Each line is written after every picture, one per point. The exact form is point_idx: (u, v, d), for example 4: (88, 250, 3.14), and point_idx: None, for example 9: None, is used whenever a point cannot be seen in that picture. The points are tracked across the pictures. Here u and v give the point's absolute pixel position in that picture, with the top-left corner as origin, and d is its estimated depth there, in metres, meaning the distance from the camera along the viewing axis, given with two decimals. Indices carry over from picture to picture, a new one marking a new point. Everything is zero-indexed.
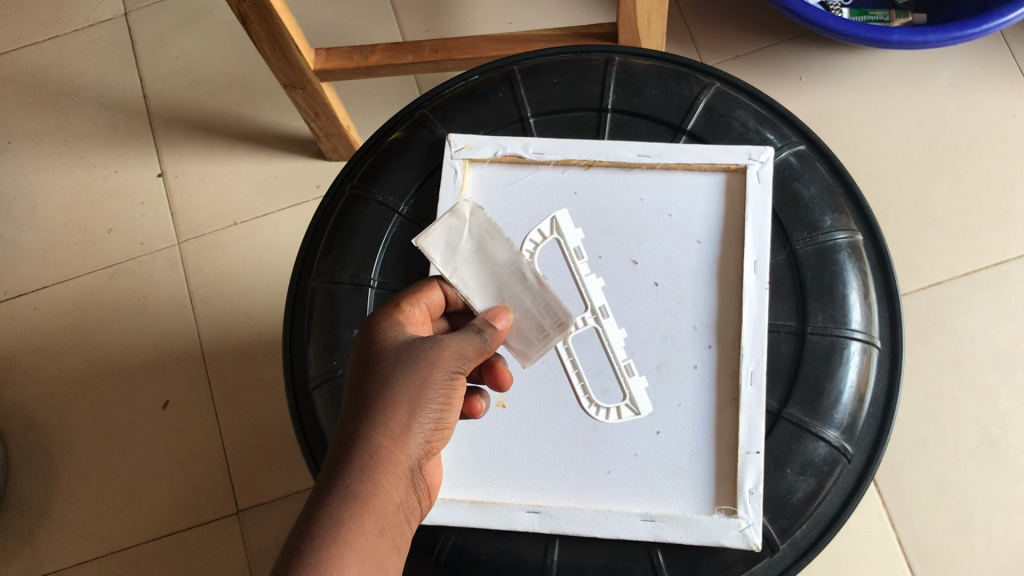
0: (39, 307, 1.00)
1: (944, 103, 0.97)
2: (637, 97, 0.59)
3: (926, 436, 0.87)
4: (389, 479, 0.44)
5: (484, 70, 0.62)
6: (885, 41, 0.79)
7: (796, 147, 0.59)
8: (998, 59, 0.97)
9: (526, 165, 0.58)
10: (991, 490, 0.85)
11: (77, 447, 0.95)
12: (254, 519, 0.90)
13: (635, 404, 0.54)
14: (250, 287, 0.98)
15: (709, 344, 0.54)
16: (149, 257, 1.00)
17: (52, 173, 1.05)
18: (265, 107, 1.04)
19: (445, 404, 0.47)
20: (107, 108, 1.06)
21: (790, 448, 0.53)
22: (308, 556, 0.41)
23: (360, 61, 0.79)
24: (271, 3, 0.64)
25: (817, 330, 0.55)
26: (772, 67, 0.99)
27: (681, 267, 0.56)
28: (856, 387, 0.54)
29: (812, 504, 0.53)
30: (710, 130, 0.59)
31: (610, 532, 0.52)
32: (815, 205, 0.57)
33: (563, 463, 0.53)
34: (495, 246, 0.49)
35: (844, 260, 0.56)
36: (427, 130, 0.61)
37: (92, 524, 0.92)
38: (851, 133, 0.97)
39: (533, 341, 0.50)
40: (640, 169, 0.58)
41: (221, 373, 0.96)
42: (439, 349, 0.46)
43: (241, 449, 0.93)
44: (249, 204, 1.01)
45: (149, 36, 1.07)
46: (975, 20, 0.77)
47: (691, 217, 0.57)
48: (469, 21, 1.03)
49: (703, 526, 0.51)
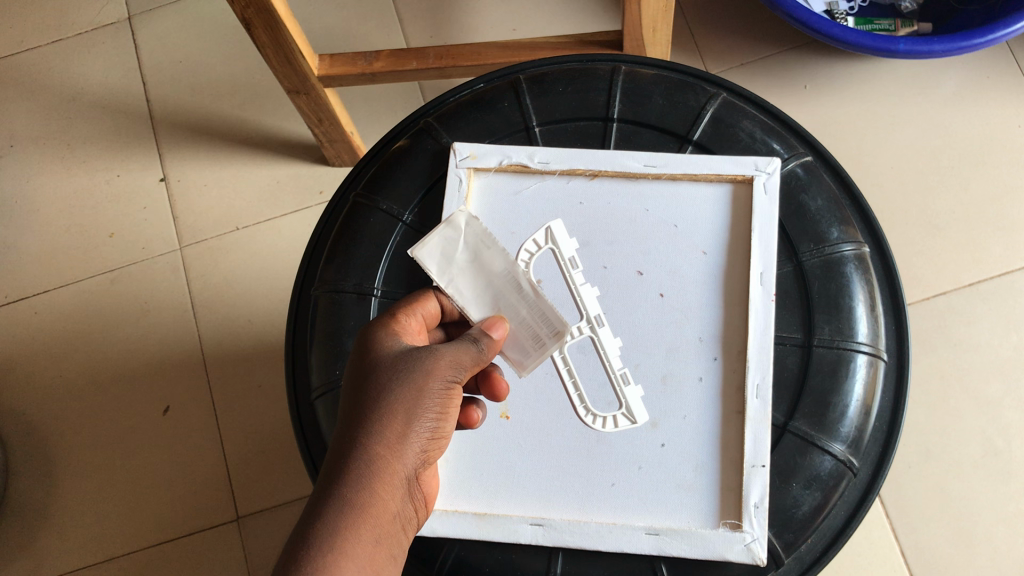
0: (40, 311, 1.00)
1: (949, 113, 0.96)
2: (642, 106, 0.59)
3: (929, 447, 0.87)
4: (386, 488, 0.44)
5: (488, 79, 0.62)
6: (891, 50, 0.79)
7: (802, 158, 0.59)
8: (1003, 69, 0.97)
9: (531, 174, 0.58)
10: (995, 502, 0.84)
11: (76, 451, 0.95)
12: (254, 525, 0.90)
13: (631, 412, 0.53)
14: (252, 292, 0.98)
15: (714, 356, 0.54)
16: (150, 261, 1.00)
17: (55, 176, 1.05)
18: (269, 112, 1.04)
19: (442, 412, 0.46)
20: (110, 111, 1.06)
21: (796, 462, 0.52)
22: (304, 566, 0.40)
23: (364, 67, 0.78)
24: (275, 10, 0.64)
25: (823, 343, 0.54)
26: (777, 76, 0.99)
27: (686, 278, 0.56)
28: (862, 401, 0.54)
29: (818, 518, 0.52)
30: (716, 140, 0.58)
31: (614, 545, 0.51)
32: (821, 216, 0.57)
33: (565, 474, 0.53)
34: (490, 257, 0.49)
35: (850, 272, 0.56)
36: (431, 138, 0.60)
37: (90, 529, 0.92)
38: (855, 142, 0.97)
39: (529, 351, 0.49)
40: (645, 179, 0.57)
41: (222, 378, 0.96)
42: (435, 358, 0.46)
43: (241, 455, 0.93)
44: (252, 209, 1.01)
45: (152, 39, 1.07)
46: (981, 30, 0.76)
47: (696, 227, 0.56)
48: (473, 27, 1.03)
49: (707, 540, 0.51)
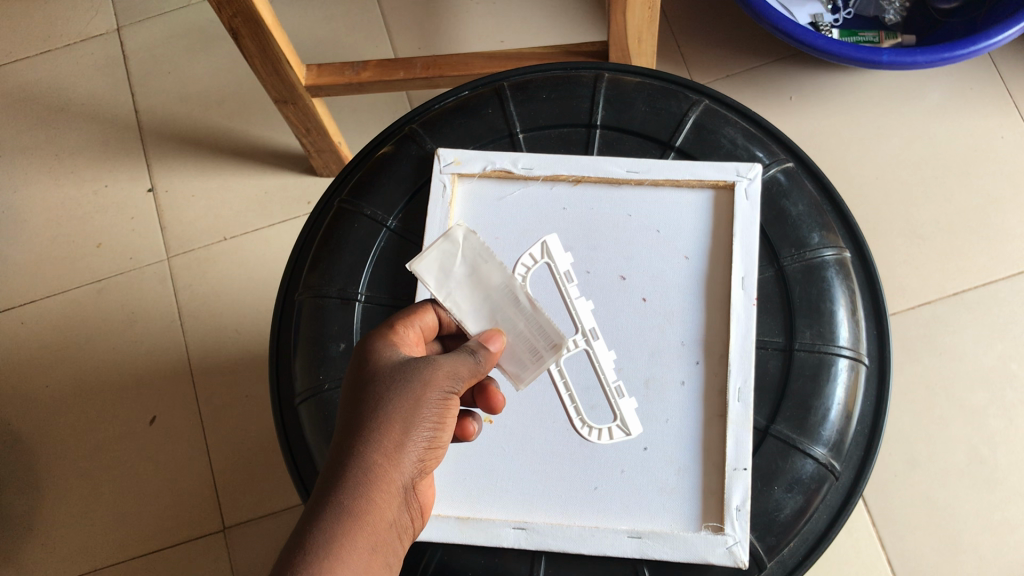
0: (26, 321, 0.99)
1: (932, 124, 0.98)
2: (626, 113, 0.60)
3: (915, 454, 0.87)
4: (383, 496, 0.44)
5: (474, 85, 0.63)
6: (874, 61, 0.80)
7: (784, 164, 0.59)
8: (986, 82, 0.98)
9: (514, 181, 0.59)
10: (980, 511, 0.84)
11: (61, 461, 0.94)
12: (241, 537, 0.89)
13: (626, 423, 0.53)
14: (240, 301, 0.98)
15: (697, 360, 0.54)
16: (138, 271, 1.00)
17: (43, 186, 1.05)
18: (258, 122, 1.04)
19: (438, 422, 0.46)
20: (98, 121, 1.06)
21: (778, 465, 0.53)
22: (300, 571, 0.40)
23: (352, 77, 0.79)
24: (263, 19, 0.65)
25: (804, 347, 0.55)
26: (761, 87, 1.01)
27: (669, 283, 0.56)
28: (844, 405, 0.54)
29: (800, 521, 0.52)
30: (698, 146, 0.59)
31: (596, 548, 0.51)
32: (803, 222, 0.57)
33: (549, 479, 0.53)
34: (488, 271, 0.48)
35: (831, 277, 0.56)
36: (416, 144, 0.61)
37: (73, 542, 0.91)
38: (840, 153, 0.98)
39: (526, 363, 0.49)
40: (627, 185, 0.58)
41: (209, 387, 0.95)
42: (433, 368, 0.45)
43: (229, 466, 0.93)
44: (240, 219, 1.01)
45: (141, 51, 1.08)
46: (963, 42, 0.78)
47: (679, 233, 0.57)
48: (461, 39, 1.04)
49: (690, 543, 0.51)
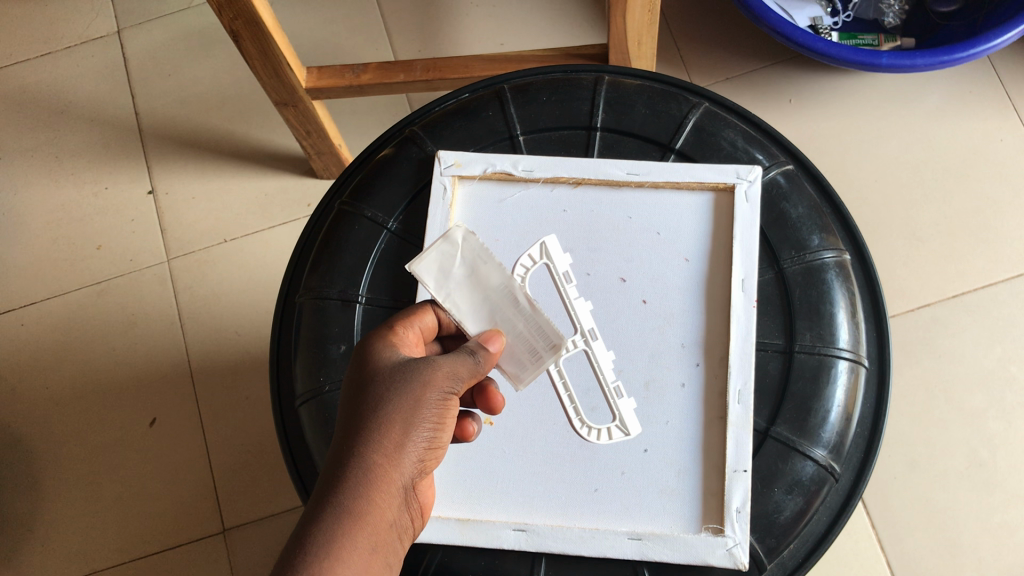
0: (26, 323, 0.99)
1: (932, 127, 0.98)
2: (626, 115, 0.60)
3: (915, 457, 0.87)
4: (383, 496, 0.44)
5: (475, 88, 0.63)
6: (873, 64, 0.80)
7: (784, 166, 0.60)
8: (985, 85, 0.98)
9: (514, 182, 0.59)
10: (979, 513, 0.85)
11: (61, 463, 0.94)
12: (241, 539, 0.89)
13: (625, 424, 0.53)
14: (240, 303, 0.98)
15: (697, 362, 0.54)
16: (138, 273, 1.00)
17: (43, 188, 1.05)
18: (258, 125, 1.05)
19: (438, 423, 0.46)
20: (99, 123, 1.06)
21: (778, 467, 0.53)
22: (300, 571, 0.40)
23: (352, 80, 0.79)
24: (264, 21, 0.65)
25: (804, 349, 0.55)
26: (761, 90, 1.01)
27: (669, 285, 0.56)
28: (844, 407, 0.54)
29: (799, 523, 0.52)
30: (698, 149, 0.59)
31: (597, 550, 0.51)
32: (803, 224, 0.58)
33: (549, 480, 0.53)
34: (487, 272, 0.48)
35: (831, 279, 0.57)
36: (417, 146, 0.61)
37: (72, 544, 0.91)
38: (839, 155, 0.98)
39: (525, 364, 0.49)
40: (628, 187, 0.58)
41: (209, 389, 0.95)
42: (432, 369, 0.46)
43: (230, 468, 0.93)
44: (240, 221, 1.01)
45: (141, 53, 1.08)
46: (963, 44, 0.78)
47: (679, 235, 0.57)
48: (461, 42, 1.04)
49: (690, 545, 0.51)
